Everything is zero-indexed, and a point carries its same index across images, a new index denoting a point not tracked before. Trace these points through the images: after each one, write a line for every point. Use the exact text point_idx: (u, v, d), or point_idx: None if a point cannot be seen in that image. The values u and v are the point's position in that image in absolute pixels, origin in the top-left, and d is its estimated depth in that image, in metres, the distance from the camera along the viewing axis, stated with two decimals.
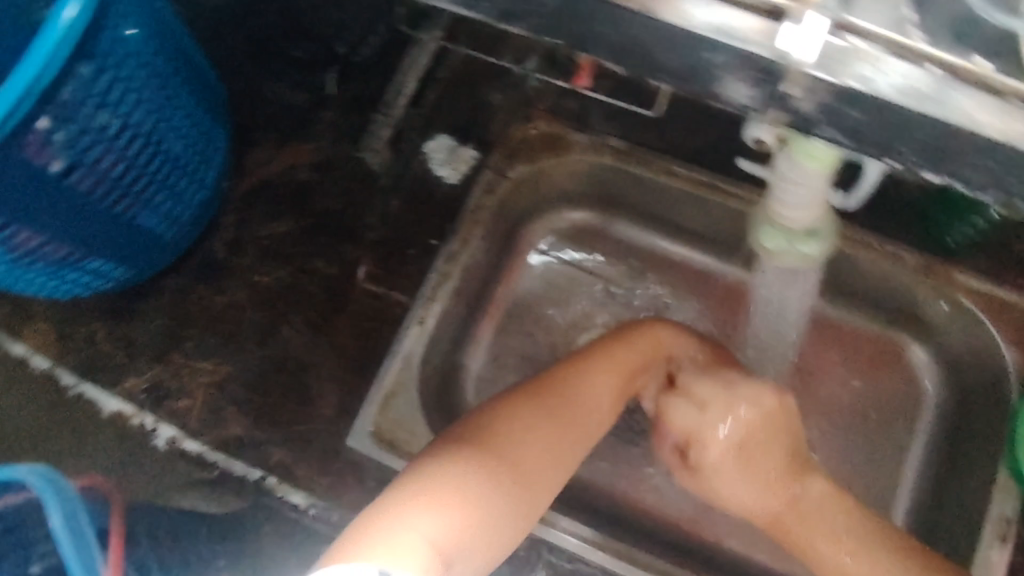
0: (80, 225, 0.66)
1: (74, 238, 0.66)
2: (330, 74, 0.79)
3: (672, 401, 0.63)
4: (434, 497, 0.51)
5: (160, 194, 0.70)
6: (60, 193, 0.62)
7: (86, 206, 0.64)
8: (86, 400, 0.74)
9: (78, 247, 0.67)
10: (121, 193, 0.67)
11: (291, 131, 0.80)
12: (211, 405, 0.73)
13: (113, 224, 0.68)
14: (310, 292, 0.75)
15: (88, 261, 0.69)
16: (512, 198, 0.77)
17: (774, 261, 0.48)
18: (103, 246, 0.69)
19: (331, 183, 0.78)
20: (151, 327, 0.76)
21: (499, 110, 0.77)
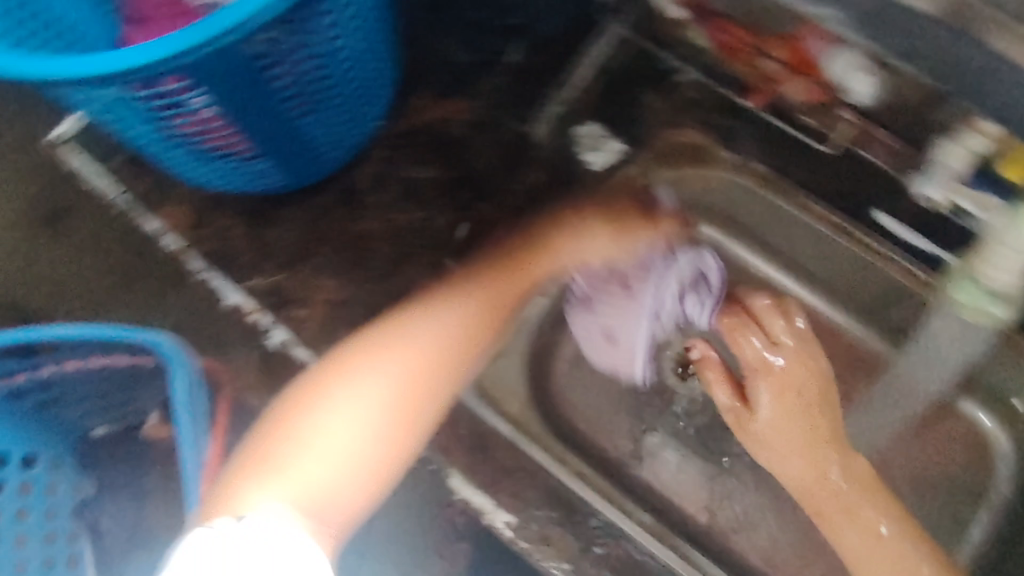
0: (259, 120, 0.68)
1: (246, 127, 0.68)
2: (504, 41, 0.82)
3: (742, 339, 0.66)
4: (376, 364, 0.58)
5: (329, 115, 0.72)
6: (257, 88, 0.64)
7: (263, 109, 0.67)
8: (210, 288, 0.79)
9: (245, 136, 0.70)
10: (296, 106, 0.69)
11: (453, 84, 0.82)
12: (326, 321, 0.76)
13: (279, 130, 0.70)
14: (441, 240, 0.78)
15: (246, 150, 0.72)
16: (658, 203, 0.78)
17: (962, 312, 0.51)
18: (264, 146, 0.72)
19: (481, 141, 0.81)
20: (284, 235, 0.79)
21: (653, 112, 0.80)
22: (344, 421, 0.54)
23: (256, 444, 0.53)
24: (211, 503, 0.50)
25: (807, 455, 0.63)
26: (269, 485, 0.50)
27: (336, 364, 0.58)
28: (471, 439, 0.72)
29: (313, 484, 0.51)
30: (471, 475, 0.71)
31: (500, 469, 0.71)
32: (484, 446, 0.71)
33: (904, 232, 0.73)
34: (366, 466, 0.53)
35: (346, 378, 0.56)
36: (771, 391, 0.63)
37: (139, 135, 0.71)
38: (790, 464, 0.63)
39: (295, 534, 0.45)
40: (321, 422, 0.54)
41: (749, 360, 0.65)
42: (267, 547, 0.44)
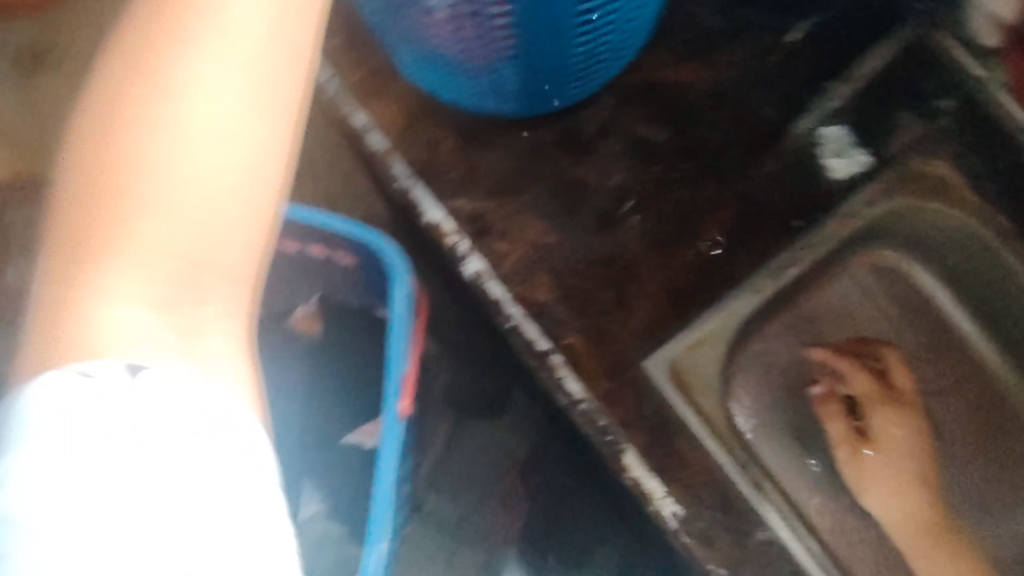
0: (532, 50, 0.62)
1: (516, 53, 0.63)
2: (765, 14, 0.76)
3: (852, 387, 0.71)
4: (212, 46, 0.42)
5: (588, 61, 0.68)
6: (555, 18, 0.58)
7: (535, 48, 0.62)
8: (408, 198, 0.75)
9: (507, 61, 0.64)
10: (568, 50, 0.64)
11: (702, 45, 0.76)
12: (527, 261, 0.72)
13: (539, 68, 0.66)
14: (659, 210, 0.73)
15: (497, 74, 0.66)
16: (875, 225, 0.76)
17: None
18: (516, 79, 0.67)
19: (720, 112, 0.75)
20: (496, 162, 0.75)
21: (902, 134, 0.74)
22: (201, 121, 0.41)
23: (66, 196, 0.40)
24: (37, 324, 0.39)
25: (904, 490, 0.70)
26: (122, 269, 0.39)
27: (173, 28, 0.42)
28: (655, 422, 0.69)
29: (171, 200, 0.40)
30: (648, 459, 0.68)
31: (680, 460, 0.68)
32: (668, 431, 0.69)
33: None
34: (229, 215, 0.41)
35: (158, 73, 0.41)
36: (879, 424, 0.71)
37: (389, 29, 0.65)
38: (888, 501, 0.70)
39: (226, 435, 0.37)
40: (162, 169, 0.40)
41: (863, 393, 0.71)
42: (198, 452, 0.36)
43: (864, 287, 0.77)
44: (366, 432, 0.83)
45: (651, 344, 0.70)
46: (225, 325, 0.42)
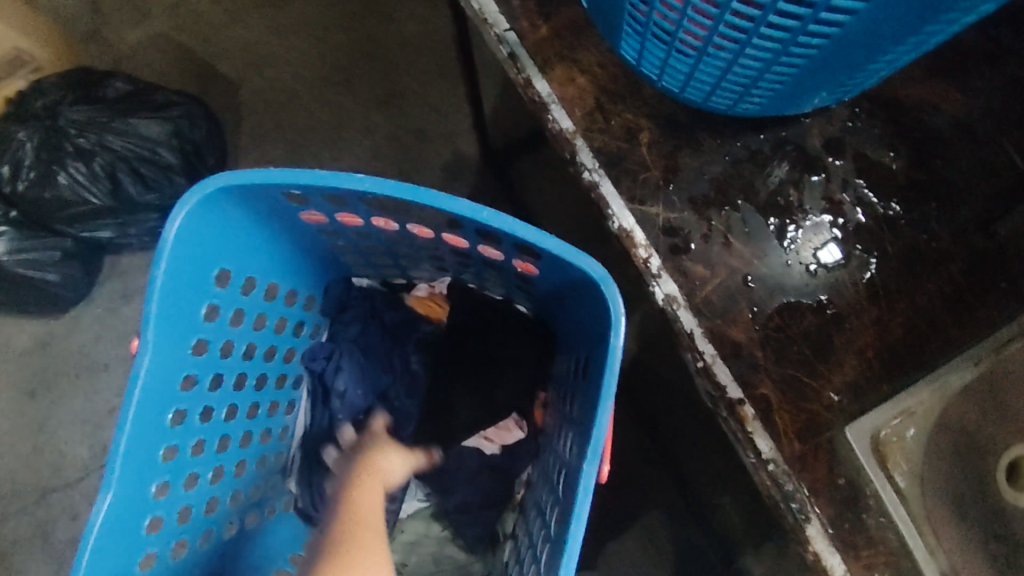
0: (830, 63, 0.51)
1: (810, 61, 0.51)
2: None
3: None
4: (372, 497, 0.67)
5: (863, 77, 0.56)
6: (889, 40, 0.47)
7: (831, 58, 0.50)
8: (596, 195, 0.65)
9: (790, 64, 0.53)
10: (858, 67, 0.52)
11: (947, 67, 0.67)
12: (729, 289, 0.64)
13: (810, 77, 0.54)
14: (885, 253, 0.64)
15: (764, 75, 0.55)
16: None
17: None
18: (773, 81, 0.55)
19: (962, 146, 0.66)
20: (702, 168, 0.66)
21: None
22: None
23: None
24: None
25: None
26: None
27: (349, 505, 0.66)
28: (845, 493, 0.62)
29: None
30: (832, 531, 0.61)
31: (866, 537, 0.62)
32: (858, 503, 0.62)
33: None
34: None
35: (368, 503, 0.66)
36: None
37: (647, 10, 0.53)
38: None
39: None
40: None
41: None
42: None
43: None
44: (488, 436, 0.73)
45: (855, 406, 0.62)
46: None
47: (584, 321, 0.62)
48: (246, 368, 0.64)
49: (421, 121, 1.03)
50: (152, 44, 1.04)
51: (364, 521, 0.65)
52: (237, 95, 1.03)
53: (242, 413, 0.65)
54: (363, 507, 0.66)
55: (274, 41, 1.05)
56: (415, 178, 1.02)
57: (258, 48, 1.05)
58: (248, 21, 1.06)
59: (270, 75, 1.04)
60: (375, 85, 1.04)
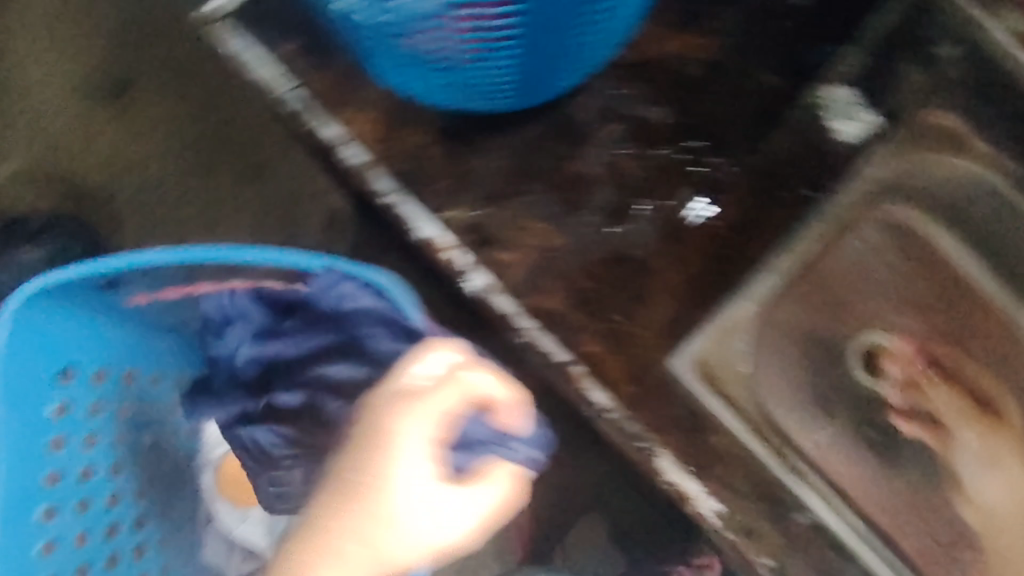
0: (535, 41, 0.56)
1: (521, 47, 0.57)
2: None
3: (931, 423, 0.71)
4: (342, 542, 0.42)
5: (587, 48, 0.62)
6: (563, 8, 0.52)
7: (538, 36, 0.56)
8: (395, 213, 0.69)
9: (507, 57, 0.58)
10: (569, 38, 0.58)
11: (694, 17, 0.72)
12: (536, 269, 0.68)
13: (535, 62, 0.60)
14: (671, 195, 0.70)
15: (494, 73, 0.61)
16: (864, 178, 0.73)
17: None
18: (511, 75, 0.61)
19: (719, 86, 0.71)
20: (490, 164, 0.70)
21: (907, 82, 0.72)
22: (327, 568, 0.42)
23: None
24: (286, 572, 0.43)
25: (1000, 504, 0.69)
26: None
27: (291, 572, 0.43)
28: (687, 420, 0.66)
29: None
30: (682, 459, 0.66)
31: (716, 457, 0.66)
32: (701, 429, 0.66)
33: None
34: None
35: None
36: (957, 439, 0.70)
37: (367, 36, 0.58)
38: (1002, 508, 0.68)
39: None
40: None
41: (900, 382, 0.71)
42: None
43: (861, 237, 0.74)
44: None
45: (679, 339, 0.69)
46: None
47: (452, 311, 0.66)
48: (100, 475, 0.59)
49: (285, 185, 1.09)
50: (23, 177, 1.10)
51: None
52: (112, 204, 1.09)
53: (97, 536, 0.58)
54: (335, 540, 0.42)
55: (132, 146, 1.11)
56: (292, 236, 1.08)
57: (119, 159, 1.11)
58: (105, 134, 1.12)
59: (137, 181, 1.10)
60: (238, 167, 1.10)
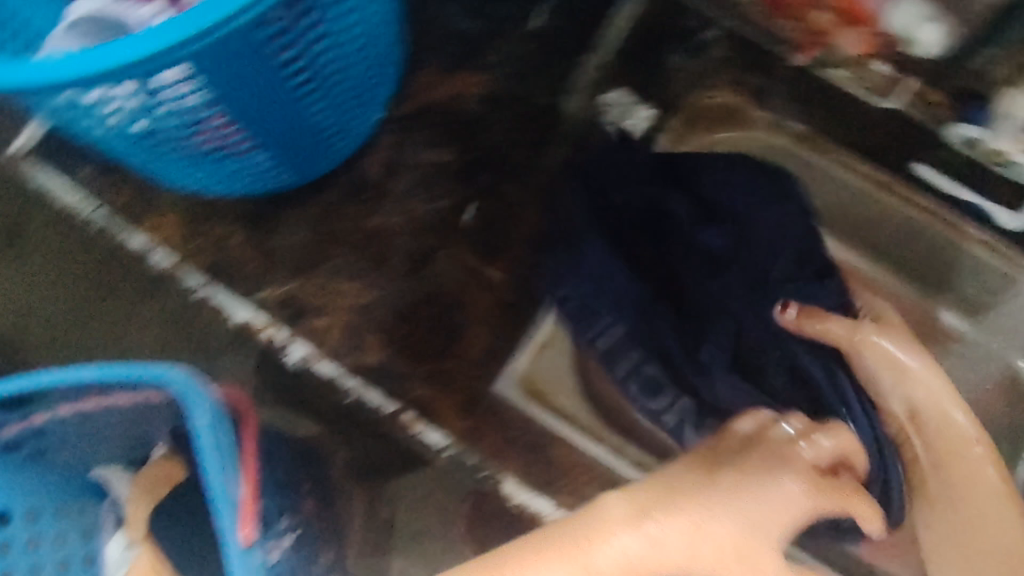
0: (275, 118, 0.60)
1: (262, 121, 0.60)
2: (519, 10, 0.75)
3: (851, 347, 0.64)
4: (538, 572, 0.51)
5: (340, 103, 0.65)
6: (269, 82, 0.56)
7: (274, 108, 0.59)
8: (211, 305, 0.71)
9: (257, 134, 0.61)
10: (311, 101, 0.61)
11: (461, 59, 0.74)
12: (352, 329, 0.69)
13: (291, 132, 0.63)
14: (469, 227, 0.71)
15: (255, 151, 0.63)
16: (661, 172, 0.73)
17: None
18: (277, 150, 0.64)
19: (498, 117, 0.73)
20: (292, 240, 0.71)
21: (677, 74, 0.75)
22: None
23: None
24: None
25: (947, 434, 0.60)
26: None
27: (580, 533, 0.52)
28: (522, 441, 0.68)
29: None
30: (525, 478, 0.68)
31: (559, 470, 0.68)
32: (539, 447, 0.68)
33: (946, 184, 0.70)
34: None
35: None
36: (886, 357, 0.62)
37: (139, 159, 0.63)
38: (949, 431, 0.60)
39: None
40: None
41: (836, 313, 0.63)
42: None
43: None
44: None
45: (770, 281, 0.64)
46: None
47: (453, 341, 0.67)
48: None
49: None
50: None
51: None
52: None
53: None
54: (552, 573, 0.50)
55: None
56: None
57: None
58: None
59: None
60: None
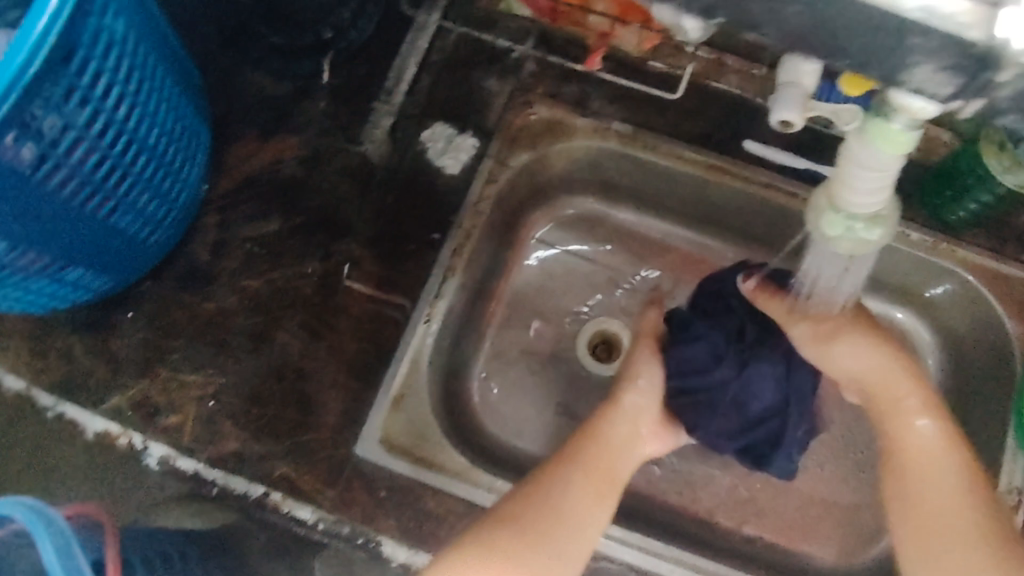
0: (46, 227, 0.58)
1: (61, 237, 0.60)
2: (322, 63, 0.73)
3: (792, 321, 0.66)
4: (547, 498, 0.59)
5: (144, 198, 0.65)
6: (43, 197, 0.56)
7: (65, 222, 0.59)
8: (69, 422, 0.69)
9: (62, 253, 0.61)
10: (108, 205, 0.62)
11: (274, 124, 0.73)
12: (205, 419, 0.68)
13: (94, 241, 0.63)
14: (306, 294, 0.70)
15: (68, 269, 0.63)
16: (498, 197, 0.72)
17: (831, 247, 0.47)
18: (91, 261, 0.64)
19: (319, 177, 0.72)
20: (131, 341, 0.70)
21: (497, 96, 0.73)
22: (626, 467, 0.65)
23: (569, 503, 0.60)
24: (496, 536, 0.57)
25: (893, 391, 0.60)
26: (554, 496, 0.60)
27: (567, 453, 0.63)
28: (394, 499, 0.66)
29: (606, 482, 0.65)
30: (403, 536, 0.66)
31: (437, 520, 0.66)
32: (414, 501, 0.67)
33: (779, 156, 0.70)
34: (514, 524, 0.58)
35: (613, 463, 0.63)
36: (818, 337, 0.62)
37: None
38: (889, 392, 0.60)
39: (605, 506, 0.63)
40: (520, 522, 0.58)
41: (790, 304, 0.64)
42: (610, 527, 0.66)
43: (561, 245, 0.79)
44: None
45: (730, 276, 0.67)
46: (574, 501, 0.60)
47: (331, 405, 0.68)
48: None
49: None
50: None
51: (607, 484, 0.62)
52: None
53: None
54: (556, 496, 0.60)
55: None
56: None
57: None
58: None
59: None
60: None
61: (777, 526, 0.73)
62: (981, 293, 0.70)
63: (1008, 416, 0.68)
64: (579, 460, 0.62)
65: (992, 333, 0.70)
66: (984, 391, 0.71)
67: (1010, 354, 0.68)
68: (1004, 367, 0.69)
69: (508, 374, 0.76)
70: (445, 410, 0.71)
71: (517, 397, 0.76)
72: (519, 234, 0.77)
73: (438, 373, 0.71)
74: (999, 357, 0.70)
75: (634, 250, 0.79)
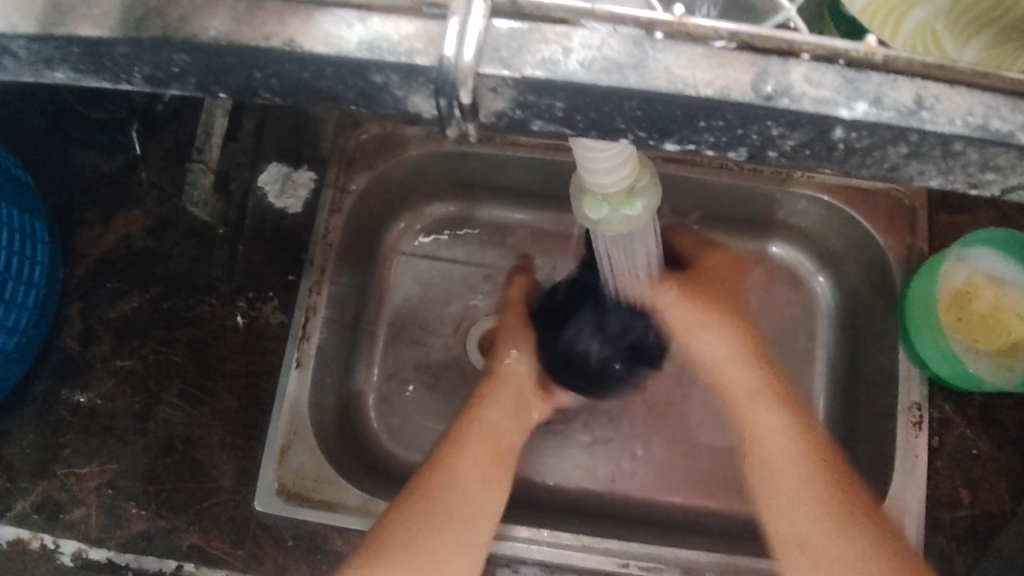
0: None
1: None
2: (137, 130, 0.71)
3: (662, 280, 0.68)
4: (437, 495, 0.58)
5: None
6: None
7: None
8: None
9: None
10: None
11: (113, 200, 0.71)
12: (106, 507, 0.67)
13: None
14: (178, 363, 0.69)
15: None
16: (351, 222, 0.72)
17: (605, 231, 0.47)
18: None
19: (167, 243, 0.70)
20: (25, 447, 0.68)
21: (325, 123, 0.72)
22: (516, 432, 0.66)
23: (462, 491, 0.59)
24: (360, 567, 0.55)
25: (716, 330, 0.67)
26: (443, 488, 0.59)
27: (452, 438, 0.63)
28: (301, 545, 0.66)
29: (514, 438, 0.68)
30: None
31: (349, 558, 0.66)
32: (323, 546, 0.66)
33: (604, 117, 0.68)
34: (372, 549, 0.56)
35: (507, 440, 0.64)
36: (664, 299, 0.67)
37: None
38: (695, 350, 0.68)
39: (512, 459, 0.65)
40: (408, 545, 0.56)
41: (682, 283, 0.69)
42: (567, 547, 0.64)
43: (430, 251, 0.79)
44: None
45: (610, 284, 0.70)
46: (469, 487, 0.59)
47: (224, 468, 0.67)
48: None
49: None
50: None
51: (497, 469, 0.62)
52: None
53: None
54: (450, 488, 0.59)
55: None
56: None
57: None
58: None
59: None
60: None
61: (700, 489, 0.73)
62: (847, 212, 0.69)
63: (897, 333, 0.67)
64: (466, 442, 0.62)
65: (868, 248, 0.69)
66: (869, 309, 0.71)
67: (888, 265, 0.67)
68: (887, 280, 0.68)
69: (406, 392, 0.76)
70: (343, 444, 0.72)
71: (418, 413, 0.75)
72: (385, 253, 0.78)
73: (331, 409, 0.72)
74: (878, 270, 0.69)
75: (506, 240, 0.79)
